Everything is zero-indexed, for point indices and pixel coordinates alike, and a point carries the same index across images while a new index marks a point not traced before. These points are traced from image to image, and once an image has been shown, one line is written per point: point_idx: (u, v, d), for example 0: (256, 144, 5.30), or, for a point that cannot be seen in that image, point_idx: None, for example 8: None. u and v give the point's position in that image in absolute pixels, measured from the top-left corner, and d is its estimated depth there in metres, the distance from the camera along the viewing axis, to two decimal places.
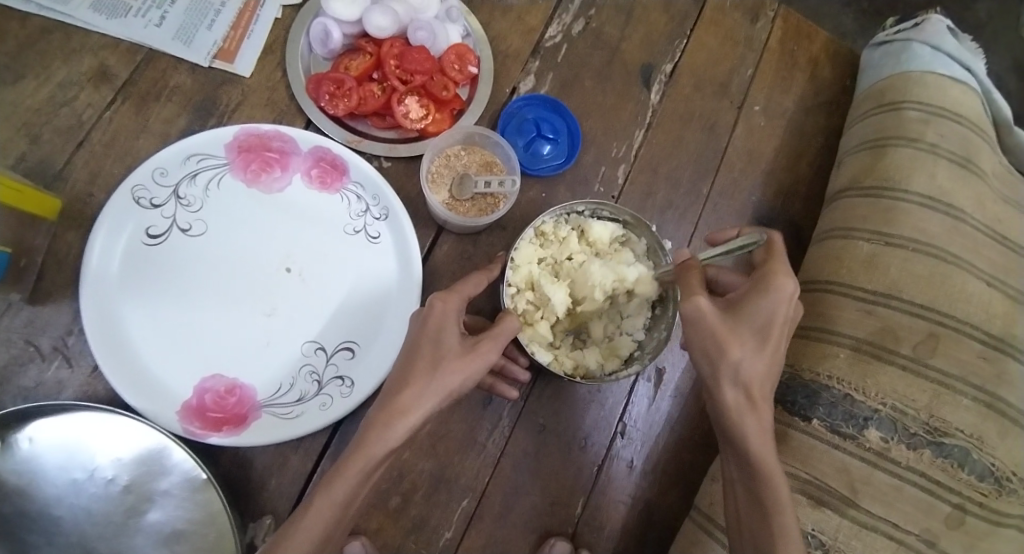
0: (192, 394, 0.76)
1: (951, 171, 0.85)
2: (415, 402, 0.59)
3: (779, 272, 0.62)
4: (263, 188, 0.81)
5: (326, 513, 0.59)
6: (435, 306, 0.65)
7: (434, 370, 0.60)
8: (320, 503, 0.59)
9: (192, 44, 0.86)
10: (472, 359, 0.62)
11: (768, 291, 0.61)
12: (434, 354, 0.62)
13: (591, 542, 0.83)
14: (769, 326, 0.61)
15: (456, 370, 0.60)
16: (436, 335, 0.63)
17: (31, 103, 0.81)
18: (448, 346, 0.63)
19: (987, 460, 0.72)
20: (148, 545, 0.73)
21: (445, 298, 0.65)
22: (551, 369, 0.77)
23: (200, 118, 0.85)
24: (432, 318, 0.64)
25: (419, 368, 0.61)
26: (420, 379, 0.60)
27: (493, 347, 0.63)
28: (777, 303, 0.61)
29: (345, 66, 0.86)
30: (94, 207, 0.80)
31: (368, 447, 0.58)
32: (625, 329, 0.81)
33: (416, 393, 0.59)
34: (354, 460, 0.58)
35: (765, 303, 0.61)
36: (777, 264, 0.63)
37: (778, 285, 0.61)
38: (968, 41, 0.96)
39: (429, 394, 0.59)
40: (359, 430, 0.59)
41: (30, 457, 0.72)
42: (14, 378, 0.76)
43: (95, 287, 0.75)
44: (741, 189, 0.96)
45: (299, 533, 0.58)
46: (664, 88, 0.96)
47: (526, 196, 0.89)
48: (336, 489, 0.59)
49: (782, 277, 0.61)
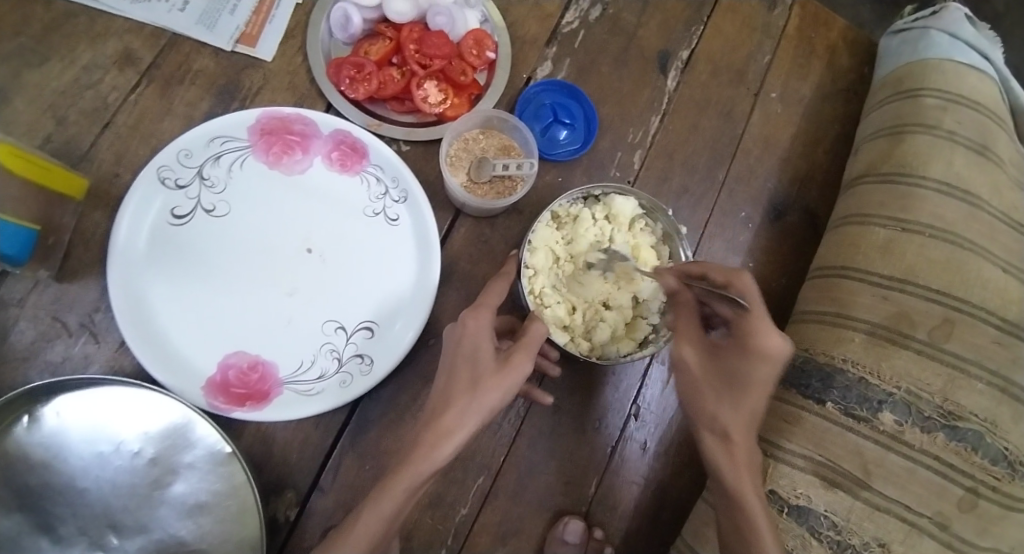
0: (216, 370, 0.77)
1: (969, 159, 0.84)
2: (459, 422, 0.60)
3: (761, 340, 0.65)
4: (285, 169, 0.83)
5: (373, 527, 0.60)
6: (469, 323, 0.64)
7: (475, 391, 0.60)
8: (367, 515, 0.60)
9: (214, 28, 0.87)
10: (508, 374, 0.61)
11: (750, 350, 0.66)
12: (473, 374, 0.61)
13: (603, 522, 0.85)
14: (747, 382, 0.68)
15: (495, 388, 0.60)
16: (473, 353, 0.63)
17: (57, 85, 0.83)
18: (485, 361, 0.62)
19: (1000, 444, 0.72)
20: (172, 516, 0.75)
21: (476, 313, 0.65)
22: (569, 349, 0.78)
23: (222, 101, 0.86)
24: (467, 334, 0.64)
25: (460, 389, 0.61)
26: (463, 398, 0.60)
27: (527, 357, 0.63)
28: (762, 362, 0.66)
29: (365, 50, 0.87)
30: (119, 187, 0.82)
31: (413, 465, 0.59)
32: (642, 312, 0.82)
33: (459, 414, 0.60)
34: (399, 480, 0.59)
35: (748, 364, 0.67)
36: (755, 324, 0.65)
37: (767, 345, 0.65)
38: (987, 29, 0.95)
39: (472, 414, 0.60)
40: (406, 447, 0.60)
41: (59, 430, 0.74)
42: (41, 353, 0.78)
43: (122, 263, 0.76)
44: (756, 176, 0.96)
45: (352, 540, 0.60)
46: (680, 74, 0.97)
47: (542, 179, 0.90)
48: (383, 502, 0.59)
49: (762, 339, 0.65)
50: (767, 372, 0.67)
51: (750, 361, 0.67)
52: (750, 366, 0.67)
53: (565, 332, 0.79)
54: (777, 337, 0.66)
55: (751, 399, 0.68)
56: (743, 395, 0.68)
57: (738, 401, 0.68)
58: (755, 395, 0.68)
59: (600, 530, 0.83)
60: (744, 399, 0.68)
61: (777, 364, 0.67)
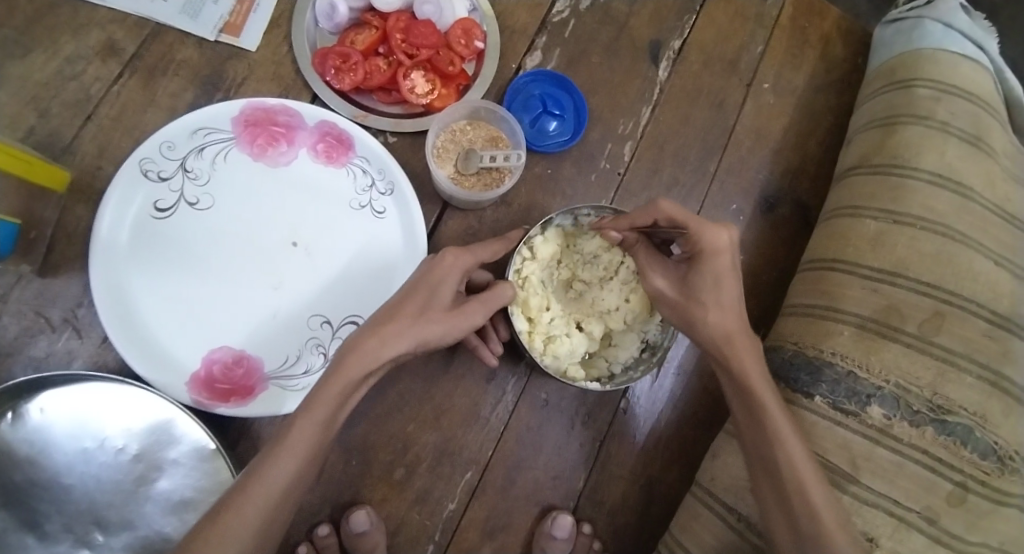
0: (201, 365, 0.77)
1: (962, 150, 0.83)
2: (397, 334, 0.59)
3: (709, 234, 0.67)
4: (269, 161, 0.82)
5: (310, 434, 0.57)
6: (446, 259, 0.64)
7: (419, 315, 0.61)
8: (303, 421, 0.57)
9: (197, 18, 0.85)
10: (456, 316, 0.62)
11: (702, 250, 0.68)
12: (424, 302, 0.62)
13: (592, 516, 0.85)
14: (719, 280, 0.67)
15: (440, 321, 0.61)
16: (434, 286, 0.63)
17: (39, 77, 0.82)
18: (439, 298, 0.63)
19: (990, 437, 0.71)
20: (157, 513, 0.75)
21: (456, 253, 0.65)
22: (522, 339, 0.78)
23: (206, 92, 0.85)
24: (439, 267, 0.64)
25: (407, 310, 0.61)
26: (406, 317, 0.60)
27: (479, 311, 0.64)
28: (716, 254, 0.67)
29: (351, 40, 0.85)
30: (102, 180, 0.81)
31: (346, 369, 0.58)
32: (605, 352, 0.82)
33: (399, 328, 0.59)
34: (331, 382, 0.58)
35: (706, 264, 0.68)
36: (692, 223, 0.67)
37: (712, 239, 0.67)
38: (982, 18, 0.94)
39: (409, 334, 0.59)
40: (340, 352, 0.59)
41: (41, 426, 0.74)
42: (24, 349, 0.77)
43: (105, 257, 0.75)
44: (748, 168, 0.95)
45: (285, 453, 0.56)
46: (672, 64, 0.95)
47: (531, 171, 0.89)
48: (317, 408, 0.57)
49: (703, 234, 0.67)
50: (728, 259, 0.67)
51: (710, 256, 0.67)
52: (711, 260, 0.67)
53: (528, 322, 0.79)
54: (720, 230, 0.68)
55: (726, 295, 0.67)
56: (721, 291, 0.67)
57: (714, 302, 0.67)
58: (723, 291, 0.67)
59: (588, 525, 0.84)
60: (723, 298, 0.67)
61: (734, 250, 0.68)
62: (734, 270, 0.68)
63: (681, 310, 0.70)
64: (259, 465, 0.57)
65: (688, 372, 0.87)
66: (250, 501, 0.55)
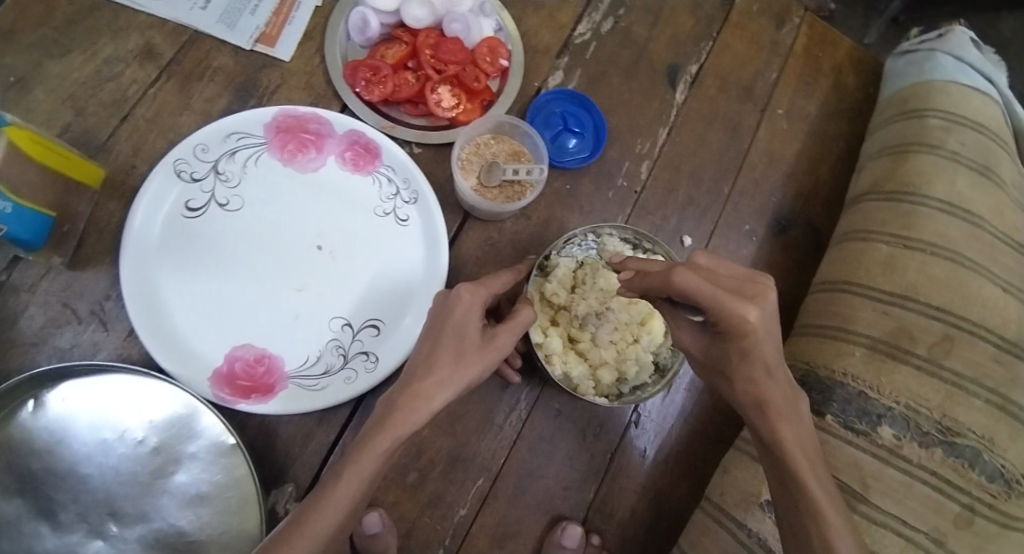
0: (223, 362, 0.78)
1: (971, 179, 0.86)
2: (436, 390, 0.60)
3: (735, 315, 0.59)
4: (298, 167, 0.84)
5: (354, 486, 0.58)
6: (463, 296, 0.64)
7: (457, 361, 0.61)
8: (348, 476, 0.58)
9: (235, 27, 0.89)
10: (490, 352, 0.63)
11: (727, 330, 0.60)
12: (457, 347, 0.62)
13: (601, 528, 0.85)
14: (748, 354, 0.62)
15: (477, 363, 0.62)
16: (460, 327, 0.63)
17: (79, 76, 0.85)
18: (470, 338, 0.63)
19: (998, 461, 0.72)
20: (173, 506, 0.76)
21: (473, 289, 0.65)
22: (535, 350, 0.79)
23: (239, 98, 0.88)
24: (459, 308, 0.63)
25: (443, 358, 0.61)
26: (444, 368, 0.60)
27: (509, 340, 0.65)
28: (740, 337, 0.60)
29: (382, 54, 0.89)
30: (135, 178, 0.84)
31: (391, 426, 0.58)
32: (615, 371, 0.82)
33: (438, 381, 0.60)
34: (379, 440, 0.57)
35: (730, 336, 0.61)
36: (720, 296, 0.58)
37: (735, 321, 0.59)
38: (991, 53, 0.97)
39: (451, 383, 0.60)
40: (382, 409, 0.60)
41: (63, 416, 0.75)
42: (49, 339, 0.79)
43: (135, 250, 0.77)
44: (761, 190, 0.97)
45: (331, 505, 0.57)
46: (689, 88, 0.98)
47: (550, 186, 0.92)
48: (363, 463, 0.57)
49: (722, 313, 0.59)
50: (758, 339, 0.60)
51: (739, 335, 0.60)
52: (741, 339, 0.60)
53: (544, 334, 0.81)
54: (743, 311, 0.58)
55: (749, 350, 0.61)
56: (757, 373, 0.63)
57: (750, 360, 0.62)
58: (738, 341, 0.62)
59: (597, 536, 0.84)
60: (748, 351, 0.61)
61: (767, 328, 0.59)
62: (771, 348, 0.61)
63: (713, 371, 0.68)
64: (303, 513, 0.58)
65: (699, 388, 0.89)
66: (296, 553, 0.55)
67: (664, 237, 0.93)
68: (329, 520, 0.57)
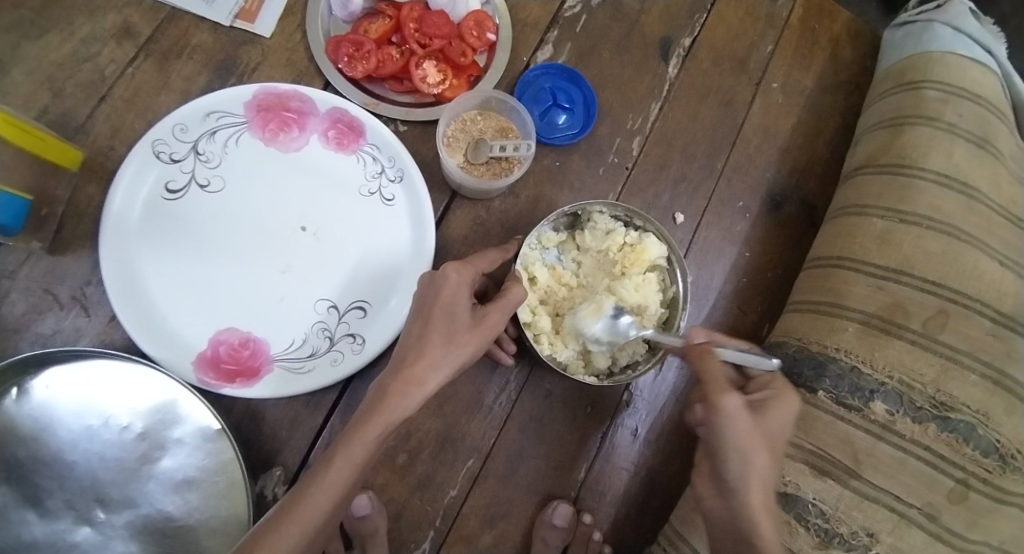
0: (207, 345, 0.77)
1: (968, 152, 0.84)
2: (429, 372, 0.59)
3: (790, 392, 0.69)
4: (281, 147, 0.82)
5: (346, 473, 0.57)
6: (451, 277, 0.62)
7: (449, 342, 0.60)
8: (340, 463, 0.57)
9: (214, 3, 0.86)
10: (481, 332, 0.62)
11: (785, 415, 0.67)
12: (448, 327, 0.61)
13: (593, 507, 0.85)
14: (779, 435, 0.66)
15: (469, 343, 0.61)
16: (450, 307, 0.61)
17: (55, 57, 0.82)
18: (460, 318, 0.61)
19: (992, 435, 0.71)
20: (160, 491, 0.75)
21: (460, 268, 0.63)
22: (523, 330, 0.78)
23: (220, 77, 0.86)
24: (448, 288, 0.62)
25: (434, 341, 0.60)
26: (437, 350, 0.59)
27: (500, 318, 0.64)
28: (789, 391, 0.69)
29: (365, 29, 0.86)
30: (114, 160, 0.82)
31: (383, 413, 0.57)
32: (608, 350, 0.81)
33: (430, 364, 0.59)
34: (372, 424, 0.57)
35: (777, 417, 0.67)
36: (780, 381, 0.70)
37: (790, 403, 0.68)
38: (990, 24, 0.95)
39: (443, 365, 0.60)
40: (372, 396, 0.59)
41: (46, 402, 0.74)
42: (31, 325, 0.77)
43: (116, 232, 0.76)
44: (755, 166, 0.96)
45: (321, 493, 0.56)
46: (682, 61, 0.96)
47: (539, 163, 0.90)
48: (355, 449, 0.57)
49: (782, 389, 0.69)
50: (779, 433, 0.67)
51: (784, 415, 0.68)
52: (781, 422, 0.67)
53: (534, 315, 0.79)
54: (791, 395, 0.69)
55: (785, 414, 0.68)
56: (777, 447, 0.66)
57: (776, 416, 0.67)
58: (778, 410, 0.67)
59: (589, 515, 0.84)
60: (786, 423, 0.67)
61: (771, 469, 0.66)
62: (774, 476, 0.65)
63: (743, 438, 0.63)
64: (288, 503, 0.57)
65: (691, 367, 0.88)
66: (281, 542, 0.54)
67: (657, 214, 0.92)
68: (320, 507, 0.56)
